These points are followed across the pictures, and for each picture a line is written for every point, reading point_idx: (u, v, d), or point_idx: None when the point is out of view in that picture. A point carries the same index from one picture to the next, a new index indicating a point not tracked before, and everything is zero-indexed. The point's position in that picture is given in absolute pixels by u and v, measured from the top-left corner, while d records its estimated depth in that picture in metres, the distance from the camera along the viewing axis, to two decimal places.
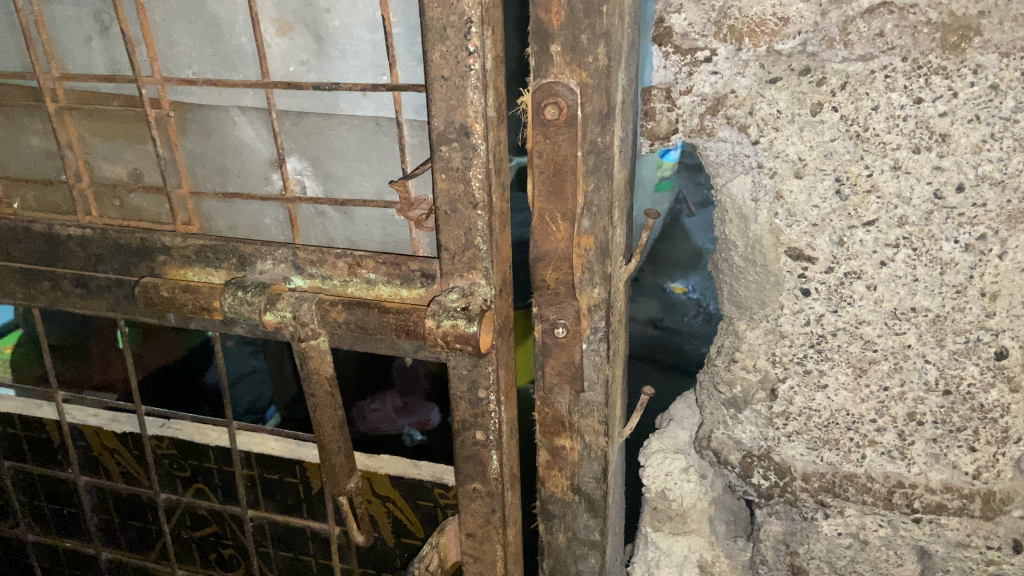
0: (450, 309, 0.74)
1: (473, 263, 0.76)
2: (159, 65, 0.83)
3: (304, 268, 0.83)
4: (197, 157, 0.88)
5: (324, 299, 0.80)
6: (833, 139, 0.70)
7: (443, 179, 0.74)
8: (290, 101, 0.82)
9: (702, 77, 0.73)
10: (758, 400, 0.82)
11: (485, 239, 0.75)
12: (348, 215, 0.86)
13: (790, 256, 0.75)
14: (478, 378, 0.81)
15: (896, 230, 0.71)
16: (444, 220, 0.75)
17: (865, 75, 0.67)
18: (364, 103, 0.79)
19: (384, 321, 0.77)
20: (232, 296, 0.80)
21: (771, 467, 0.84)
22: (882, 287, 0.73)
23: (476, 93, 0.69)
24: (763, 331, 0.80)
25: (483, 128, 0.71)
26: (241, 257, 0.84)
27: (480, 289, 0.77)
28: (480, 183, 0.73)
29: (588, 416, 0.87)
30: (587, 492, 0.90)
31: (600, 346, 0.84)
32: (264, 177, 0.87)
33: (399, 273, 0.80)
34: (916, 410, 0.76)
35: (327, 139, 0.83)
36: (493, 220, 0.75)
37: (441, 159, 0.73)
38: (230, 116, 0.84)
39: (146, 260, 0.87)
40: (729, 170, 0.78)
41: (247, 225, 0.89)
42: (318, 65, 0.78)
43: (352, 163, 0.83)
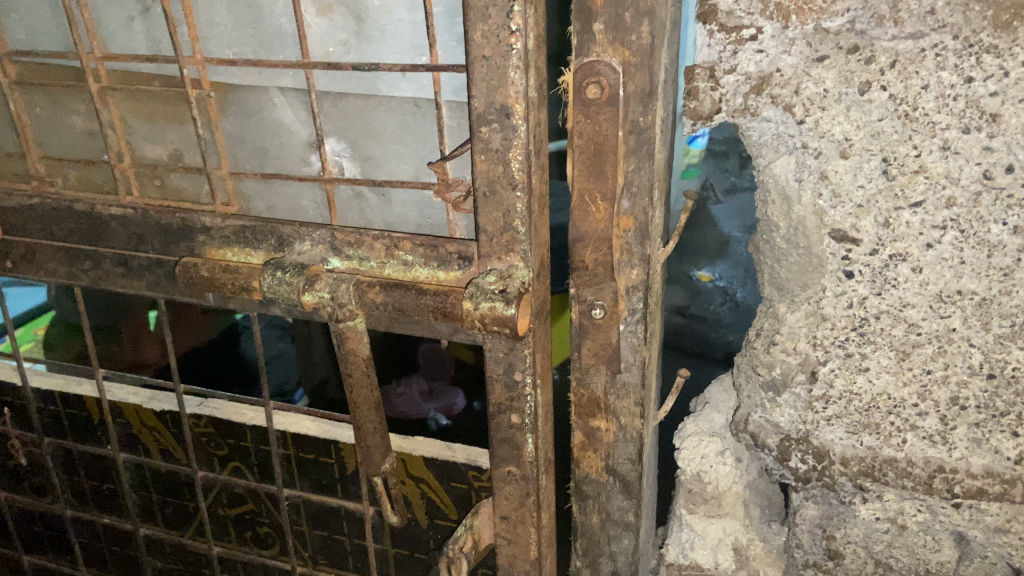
0: (488, 292, 0.74)
1: (512, 245, 0.76)
2: (200, 46, 0.83)
3: (342, 250, 0.83)
4: (236, 139, 0.88)
5: (362, 280, 0.80)
6: (881, 119, 0.69)
7: (482, 160, 0.73)
8: (329, 82, 0.82)
9: (747, 55, 0.72)
10: (797, 383, 0.82)
11: (523, 222, 0.75)
12: (385, 197, 0.86)
13: (834, 238, 0.74)
14: (515, 361, 0.81)
15: (943, 212, 0.70)
16: (483, 200, 0.75)
17: (914, 53, 0.66)
18: (402, 85, 0.79)
19: (422, 303, 0.77)
20: (271, 277, 0.80)
21: (809, 451, 0.83)
22: (927, 269, 0.72)
23: (518, 72, 0.68)
24: (804, 314, 0.79)
25: (524, 109, 0.70)
26: (280, 238, 0.85)
27: (517, 272, 0.77)
28: (520, 165, 0.72)
29: (625, 397, 0.86)
30: (622, 474, 0.90)
31: (637, 328, 0.83)
32: (303, 159, 0.87)
33: (437, 254, 0.80)
34: (959, 394, 0.76)
35: (365, 121, 0.83)
36: (532, 202, 0.75)
37: (481, 140, 0.72)
38: (269, 96, 0.85)
39: (185, 241, 0.88)
40: (772, 150, 0.77)
41: (284, 207, 0.90)
42: (357, 45, 0.78)
43: (390, 146, 0.83)
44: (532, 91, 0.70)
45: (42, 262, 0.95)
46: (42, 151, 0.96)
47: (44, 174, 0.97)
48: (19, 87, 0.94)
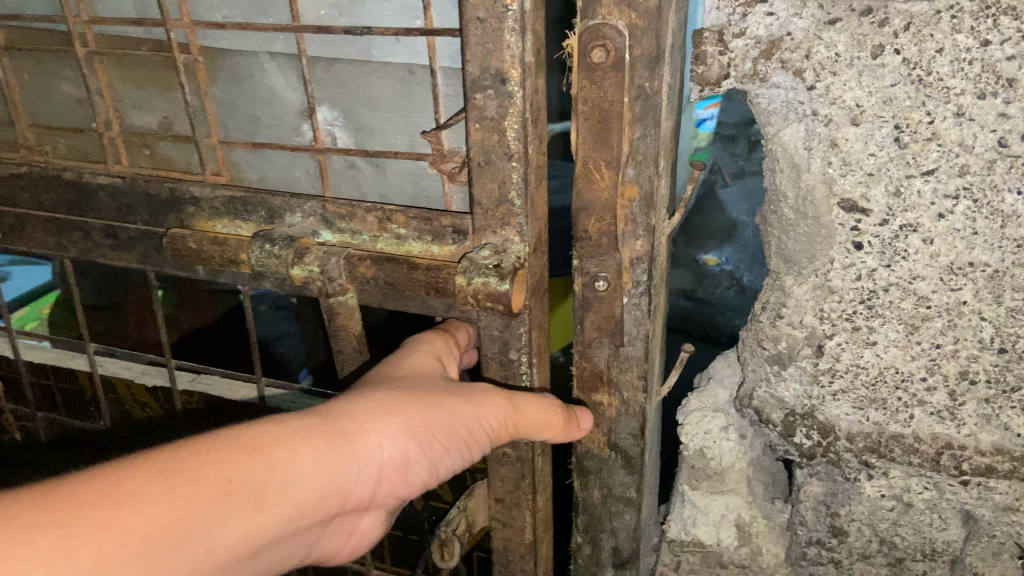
0: (482, 267, 0.72)
1: (507, 218, 0.74)
2: (188, 8, 0.82)
3: (334, 222, 0.82)
4: (227, 106, 0.87)
5: (353, 254, 0.78)
6: (894, 84, 0.67)
7: (477, 129, 0.71)
8: (321, 47, 0.80)
9: (757, 18, 0.70)
10: (803, 357, 0.80)
11: (519, 194, 0.73)
12: (379, 167, 0.84)
13: (843, 208, 0.73)
14: (510, 339, 0.79)
15: (956, 180, 0.68)
16: (479, 171, 0.73)
17: (930, 15, 0.64)
18: (396, 50, 0.78)
19: (414, 278, 0.75)
20: (259, 249, 0.79)
21: (814, 427, 0.82)
22: (938, 241, 0.70)
23: (514, 35, 0.66)
24: (811, 287, 0.78)
25: (520, 74, 0.68)
26: (270, 210, 0.83)
27: (513, 246, 0.75)
28: (516, 134, 0.70)
29: (628, 371, 0.85)
30: (624, 449, 0.89)
31: (642, 300, 0.82)
32: (295, 128, 0.86)
33: (431, 228, 0.77)
34: (969, 368, 0.74)
35: (360, 88, 0.82)
36: (530, 172, 0.73)
37: (476, 107, 0.71)
38: (260, 61, 0.83)
39: (174, 212, 0.87)
40: (781, 118, 0.75)
41: (278, 180, 0.89)
42: (350, 8, 0.77)
43: (385, 114, 0.82)
44: (529, 55, 0.68)
45: (32, 233, 0.94)
46: (32, 121, 0.96)
47: (33, 143, 0.96)
48: (8, 53, 0.93)
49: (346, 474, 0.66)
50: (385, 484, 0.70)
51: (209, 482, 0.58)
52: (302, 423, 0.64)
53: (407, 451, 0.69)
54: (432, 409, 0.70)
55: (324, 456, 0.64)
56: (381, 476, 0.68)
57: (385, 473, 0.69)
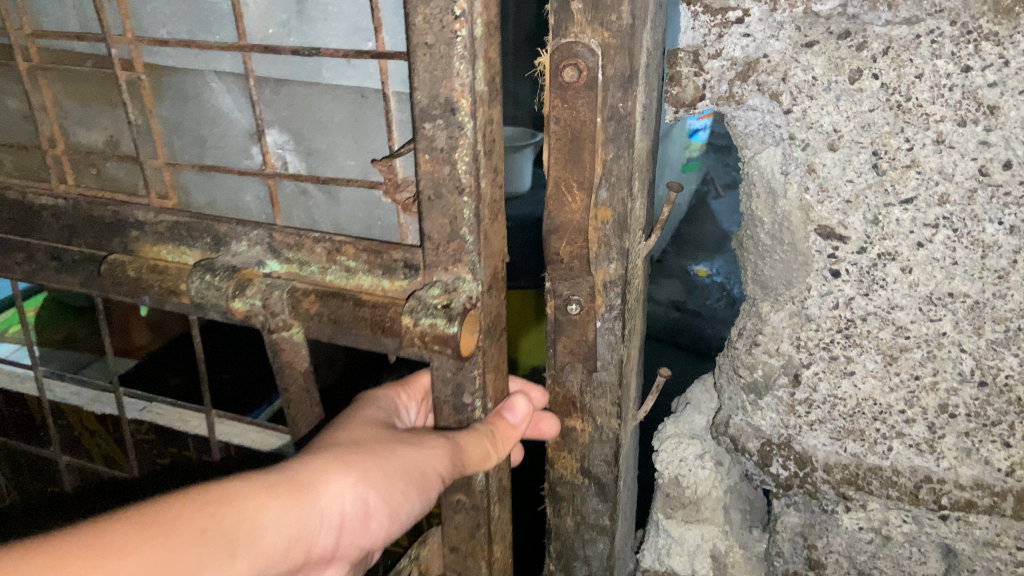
0: (430, 307, 0.67)
1: (459, 255, 0.68)
2: (132, 24, 0.80)
3: (281, 252, 0.76)
4: (173, 126, 0.84)
5: (296, 287, 0.74)
6: (872, 110, 0.65)
7: (427, 160, 0.65)
8: (270, 67, 0.77)
9: (733, 39, 0.68)
10: (780, 386, 0.78)
11: (472, 231, 0.67)
12: (332, 195, 0.81)
13: (820, 235, 0.71)
14: (464, 383, 0.71)
15: (936, 209, 0.66)
16: (428, 204, 0.67)
17: (909, 39, 0.62)
18: (347, 72, 0.74)
19: (359, 314, 0.70)
20: (199, 280, 0.75)
21: (791, 457, 0.79)
22: (917, 270, 0.68)
23: (463, 62, 0.61)
24: (788, 314, 0.75)
25: (470, 104, 0.62)
26: (216, 237, 0.78)
27: (465, 285, 0.68)
28: (467, 166, 0.64)
29: (600, 397, 0.83)
30: (597, 476, 0.87)
31: (615, 325, 0.80)
32: (244, 150, 0.83)
33: (381, 262, 0.71)
34: (948, 402, 0.72)
35: (310, 110, 0.78)
36: (485, 207, 0.67)
37: (425, 138, 0.65)
38: (207, 81, 0.80)
39: (119, 235, 0.82)
40: (758, 141, 0.72)
41: (228, 207, 0.86)
42: (298, 27, 0.74)
43: (337, 138, 0.78)
44: (479, 82, 0.62)
45: None
46: None
47: None
48: None
49: (307, 527, 0.59)
50: (348, 536, 0.63)
51: (175, 540, 0.52)
52: (260, 473, 0.59)
53: (367, 499, 0.62)
54: (391, 450, 0.65)
55: (286, 510, 0.58)
56: (344, 528, 0.62)
57: (349, 525, 0.62)
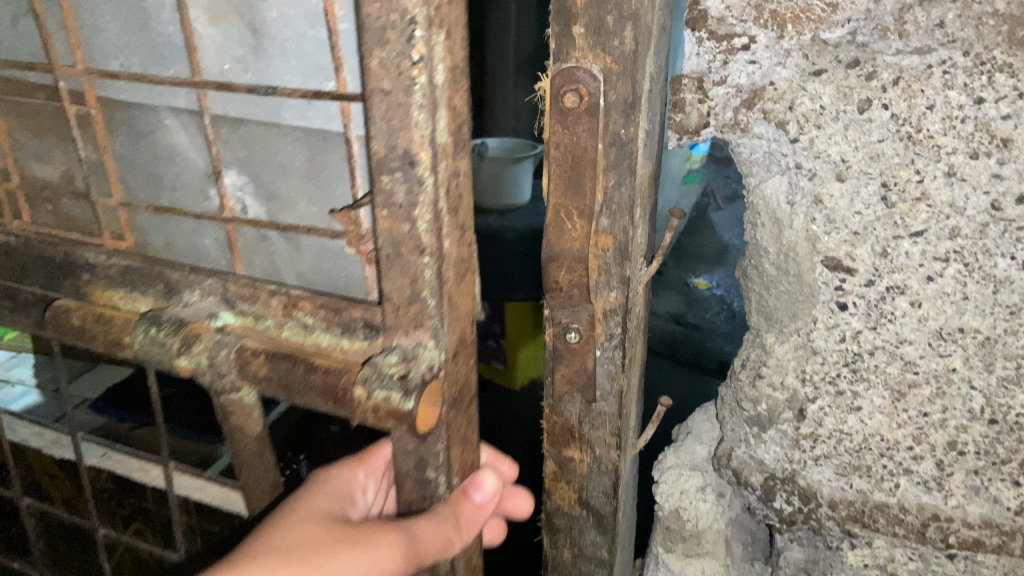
0: (385, 377, 0.59)
1: (420, 319, 0.59)
2: (82, 53, 0.67)
3: (235, 304, 0.68)
4: (126, 163, 0.71)
5: (246, 344, 0.67)
6: (881, 140, 0.63)
7: (383, 216, 0.57)
8: (226, 104, 0.65)
9: (738, 66, 0.66)
10: (784, 420, 0.76)
11: (434, 292, 0.58)
12: (295, 244, 0.68)
13: (827, 266, 0.68)
14: (425, 458, 0.62)
15: (946, 242, 0.64)
16: (386, 263, 0.59)
17: (920, 70, 0.60)
18: (308, 112, 0.62)
19: (309, 381, 0.63)
20: (144, 333, 0.69)
21: (795, 493, 0.77)
22: (926, 304, 0.66)
23: (422, 113, 0.52)
24: (793, 346, 0.73)
25: (431, 157, 0.54)
26: (168, 285, 0.71)
27: (425, 352, 0.60)
28: (426, 226, 0.56)
29: (600, 427, 0.81)
30: (595, 508, 0.84)
31: (615, 354, 0.78)
32: (202, 192, 0.70)
33: (340, 320, 0.64)
34: (958, 439, 0.70)
35: (269, 152, 0.65)
36: (450, 270, 0.59)
37: (381, 191, 0.56)
38: (159, 116, 0.68)
39: (70, 278, 0.76)
40: (763, 169, 0.71)
41: (184, 249, 0.72)
42: (256, 64, 0.62)
43: (299, 184, 0.66)
44: (442, 134, 0.54)
45: None
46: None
47: None
48: None
49: None
50: None
51: None
52: None
53: None
54: (324, 558, 0.60)
55: None
56: None
57: None
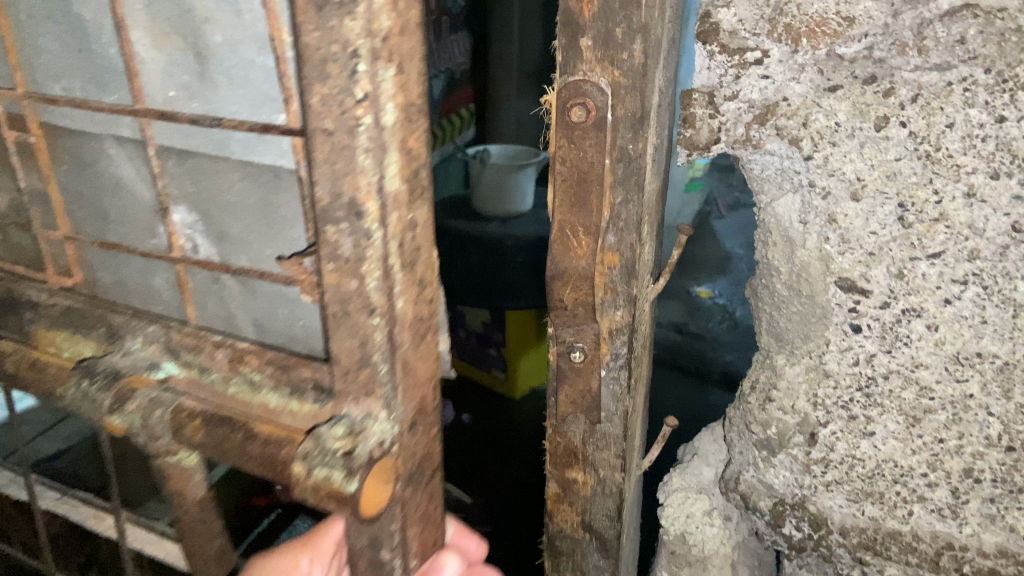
0: (328, 452, 0.49)
1: (371, 385, 0.51)
2: (24, 77, 0.60)
3: (180, 354, 0.60)
4: (72, 194, 0.63)
5: (183, 403, 0.57)
6: (898, 159, 0.61)
7: (330, 270, 0.48)
8: (172, 135, 0.56)
9: (751, 81, 0.64)
10: (794, 444, 0.74)
11: (388, 355, 0.50)
12: (249, 290, 0.58)
13: (841, 287, 0.66)
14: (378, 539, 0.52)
15: (965, 265, 0.62)
16: (333, 322, 0.50)
17: (940, 87, 0.58)
18: (258, 147, 0.52)
19: (249, 452, 0.53)
20: (76, 386, 0.60)
21: (805, 519, 0.75)
22: (943, 328, 0.64)
23: (370, 157, 0.44)
24: (804, 369, 0.71)
25: (380, 209, 0.46)
26: (111, 330, 0.62)
27: (377, 423, 0.51)
28: (376, 286, 0.48)
29: (604, 449, 0.78)
30: (598, 531, 0.82)
31: (620, 374, 0.75)
32: (149, 228, 0.61)
33: (289, 379, 0.55)
34: (974, 466, 0.68)
35: (218, 191, 0.56)
36: (406, 333, 0.51)
37: (327, 243, 0.48)
38: (102, 145, 0.59)
39: (11, 315, 0.67)
40: (775, 187, 0.69)
41: (135, 290, 0.63)
42: (201, 91, 0.52)
43: (250, 226, 0.56)
44: (391, 183, 0.46)
45: None
46: None
47: None
48: None
49: None
50: None
51: None
52: None
53: None
54: None
55: None
56: None
57: None
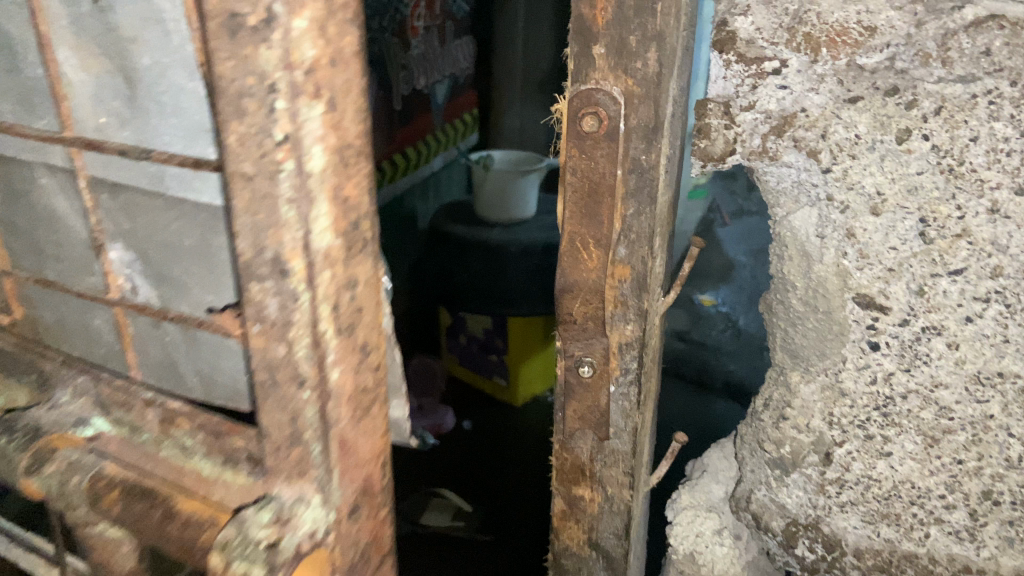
0: (250, 544, 0.52)
1: (303, 465, 0.54)
2: None
3: (111, 410, 0.63)
4: (11, 228, 0.63)
5: (105, 470, 0.61)
6: (920, 172, 0.59)
7: (256, 333, 0.50)
8: (104, 165, 0.55)
9: (768, 91, 0.63)
10: (809, 464, 0.72)
11: (318, 434, 0.54)
12: (192, 341, 0.58)
13: (859, 304, 0.65)
14: None
15: (987, 282, 0.60)
16: (261, 391, 0.53)
17: (964, 100, 0.57)
18: (195, 184, 0.52)
19: (162, 531, 0.59)
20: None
21: (819, 540, 0.74)
22: (964, 346, 0.62)
23: (292, 208, 0.47)
24: (819, 387, 0.69)
25: (306, 267, 0.49)
26: (42, 377, 0.65)
27: (303, 512, 0.55)
28: (305, 354, 0.51)
29: (612, 465, 0.77)
30: (605, 549, 0.80)
31: (630, 390, 0.73)
32: (85, 266, 0.60)
33: (222, 448, 0.58)
34: (993, 488, 0.66)
35: (153, 228, 0.55)
36: (342, 405, 0.55)
37: (251, 303, 0.50)
38: (35, 175, 0.59)
39: None
40: (792, 200, 0.66)
41: (76, 327, 0.64)
42: (133, 118, 0.52)
43: (187, 265, 0.55)
44: (318, 239, 0.49)
45: None
46: None
47: None
48: None
49: None
50: None
51: None
52: None
53: None
54: None
55: None
56: None
57: None
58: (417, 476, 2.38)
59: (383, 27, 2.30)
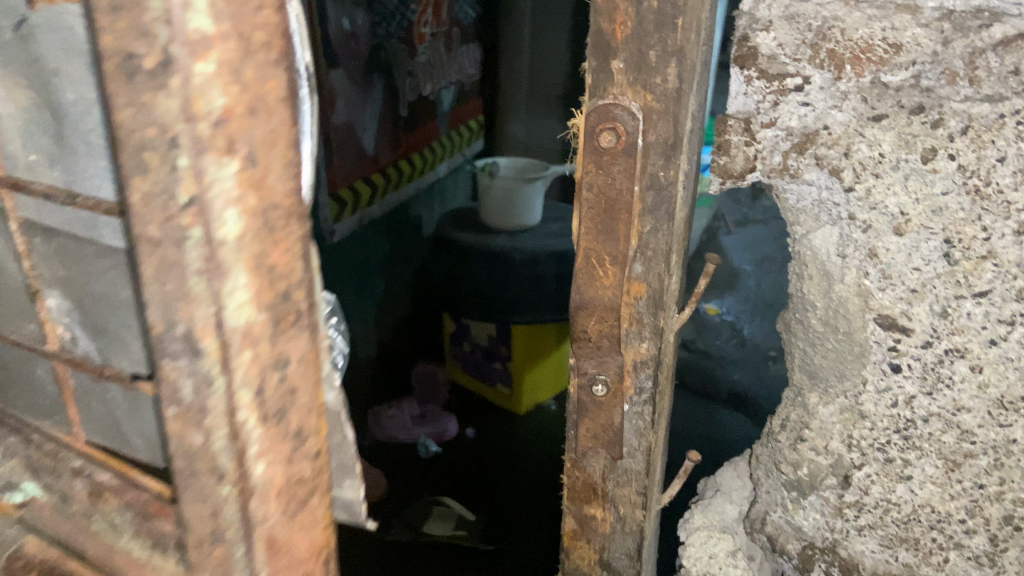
0: None
1: (227, 567, 0.48)
2: None
3: (42, 475, 0.60)
4: None
5: (24, 547, 0.62)
6: (945, 193, 0.58)
7: (173, 417, 0.44)
8: (33, 207, 0.51)
9: (789, 108, 0.61)
10: (827, 486, 0.71)
11: (241, 533, 0.47)
12: (133, 403, 0.55)
13: (880, 325, 0.64)
14: None
15: (1013, 305, 0.58)
16: (180, 479, 0.46)
17: (992, 119, 0.55)
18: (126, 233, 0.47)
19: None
20: None
21: (835, 563, 0.72)
22: (988, 369, 0.61)
23: (201, 279, 0.39)
24: (838, 409, 0.68)
25: (220, 347, 0.41)
26: None
27: None
28: (224, 445, 0.44)
29: (625, 485, 0.76)
30: (617, 570, 0.79)
31: (644, 409, 0.72)
32: (19, 313, 0.56)
33: (150, 531, 0.54)
34: (1015, 514, 0.64)
35: (86, 278, 0.51)
36: (270, 501, 0.47)
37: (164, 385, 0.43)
38: None
39: None
40: (812, 218, 0.66)
41: (18, 378, 0.60)
42: (61, 156, 0.48)
43: (123, 318, 0.51)
44: (236, 315, 0.41)
45: None
46: None
47: None
48: None
49: None
50: None
51: None
52: None
53: None
54: None
55: None
56: None
57: None
58: (420, 484, 2.36)
59: (390, 33, 2.30)
